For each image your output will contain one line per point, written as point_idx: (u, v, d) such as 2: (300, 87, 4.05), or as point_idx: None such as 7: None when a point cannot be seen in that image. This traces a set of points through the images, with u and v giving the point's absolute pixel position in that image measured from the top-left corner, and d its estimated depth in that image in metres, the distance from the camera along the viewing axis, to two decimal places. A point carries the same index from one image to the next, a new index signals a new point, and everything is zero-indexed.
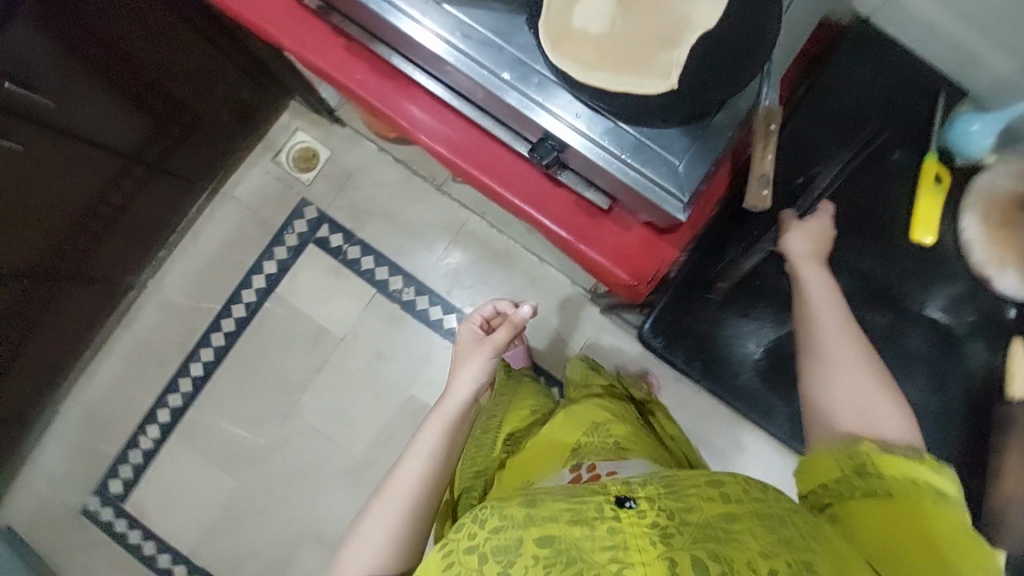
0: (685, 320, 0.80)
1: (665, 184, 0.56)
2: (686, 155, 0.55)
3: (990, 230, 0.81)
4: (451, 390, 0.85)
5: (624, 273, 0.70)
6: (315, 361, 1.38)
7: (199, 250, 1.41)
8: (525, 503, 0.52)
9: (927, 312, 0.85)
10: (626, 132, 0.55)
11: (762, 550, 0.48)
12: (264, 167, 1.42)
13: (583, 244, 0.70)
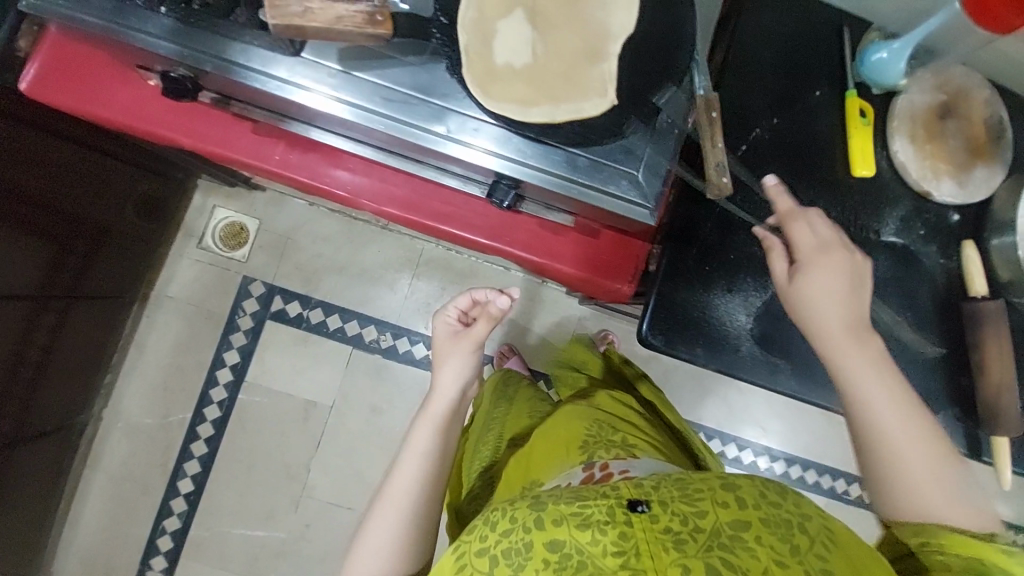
0: (682, 301, 0.66)
1: (629, 197, 0.55)
2: (642, 164, 0.55)
3: (918, 147, 0.67)
4: (435, 393, 0.75)
5: (604, 279, 0.70)
6: (311, 436, 1.32)
7: (151, 362, 1.31)
8: (533, 505, 0.55)
9: (882, 238, 0.69)
10: (580, 156, 0.54)
11: (771, 557, 0.49)
12: (191, 257, 1.33)
13: (557, 262, 0.70)
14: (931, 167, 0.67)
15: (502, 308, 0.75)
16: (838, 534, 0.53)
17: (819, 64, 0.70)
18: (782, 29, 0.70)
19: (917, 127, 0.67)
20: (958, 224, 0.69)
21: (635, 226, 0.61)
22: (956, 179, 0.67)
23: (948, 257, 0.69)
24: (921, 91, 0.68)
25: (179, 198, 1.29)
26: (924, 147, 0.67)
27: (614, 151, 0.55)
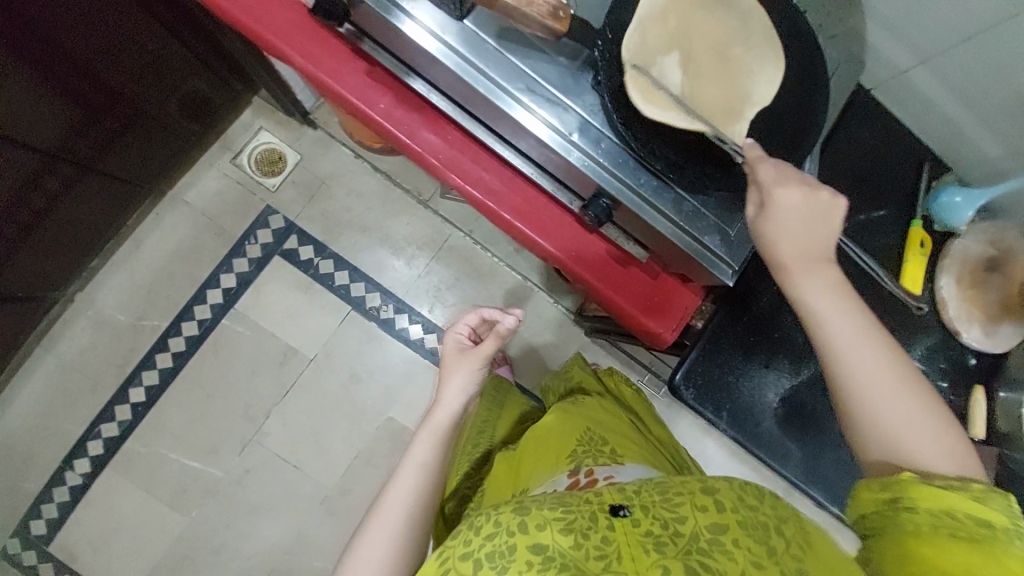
0: (718, 363, 0.70)
1: (721, 252, 0.57)
2: (739, 225, 0.57)
3: (960, 288, 0.73)
4: (440, 405, 0.73)
5: (652, 321, 0.71)
6: (282, 383, 1.28)
7: (144, 259, 1.25)
8: (517, 509, 0.55)
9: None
10: (687, 200, 0.56)
11: (750, 560, 0.51)
12: (221, 169, 1.28)
13: (615, 291, 0.71)
14: (966, 310, 0.73)
15: (508, 325, 0.75)
16: (812, 537, 0.55)
17: (895, 188, 0.75)
18: (867, 144, 0.74)
19: (965, 271, 0.73)
20: (975, 368, 0.74)
21: (705, 280, 0.63)
22: (985, 329, 0.72)
23: (959, 395, 0.73)
24: (975, 241, 0.74)
25: (230, 109, 1.26)
26: (966, 290, 0.73)
27: (718, 204, 0.57)
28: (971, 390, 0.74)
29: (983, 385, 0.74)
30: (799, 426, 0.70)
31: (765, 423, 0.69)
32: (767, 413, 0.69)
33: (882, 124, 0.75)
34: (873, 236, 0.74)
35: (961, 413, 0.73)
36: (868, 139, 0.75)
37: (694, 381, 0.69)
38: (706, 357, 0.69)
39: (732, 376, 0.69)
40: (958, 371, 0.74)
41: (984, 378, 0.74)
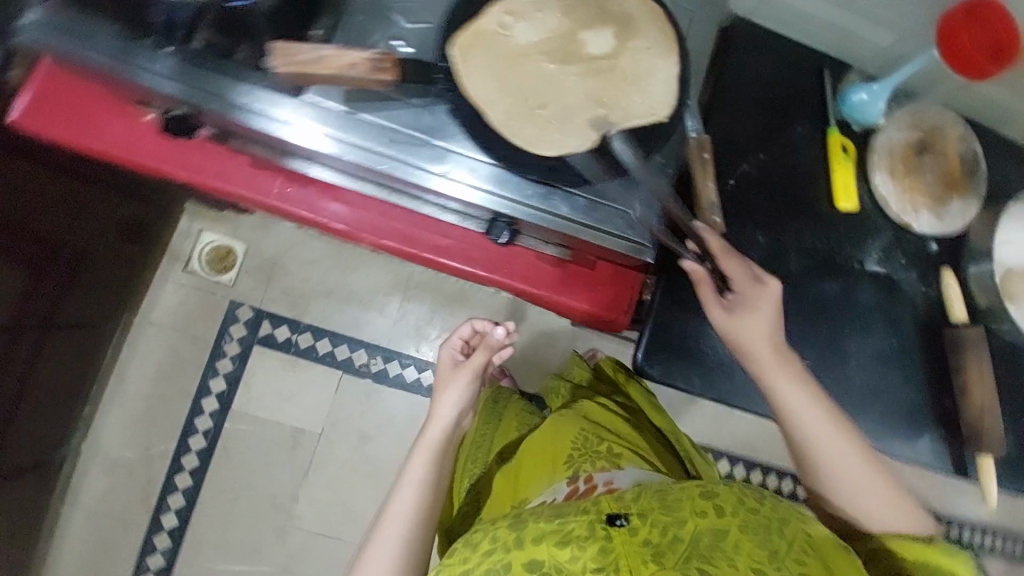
0: (674, 335, 0.68)
1: (622, 231, 0.59)
2: (638, 202, 0.58)
3: (895, 179, 0.71)
4: (432, 417, 0.77)
5: (603, 310, 0.71)
6: (299, 463, 1.30)
7: (132, 390, 1.26)
8: (513, 520, 0.57)
9: (867, 267, 0.71)
10: (579, 196, 0.58)
11: (751, 565, 0.51)
12: (177, 281, 1.30)
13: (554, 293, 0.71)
14: (908, 200, 0.71)
15: (501, 338, 0.81)
16: (816, 541, 0.55)
17: (804, 104, 0.73)
18: (764, 70, 0.73)
19: (896, 163, 0.71)
20: (936, 254, 0.72)
21: (632, 262, 0.64)
22: (932, 212, 0.71)
23: (930, 285, 0.71)
24: (900, 129, 0.72)
25: (164, 221, 1.26)
26: (902, 181, 0.71)
27: (610, 191, 0.58)
28: (939, 274, 0.71)
29: (948, 266, 0.71)
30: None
31: (737, 377, 0.68)
32: (737, 370, 0.69)
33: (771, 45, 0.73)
34: (797, 156, 0.72)
35: (936, 302, 0.71)
36: (760, 63, 0.73)
37: (657, 360, 0.68)
38: (658, 330, 0.69)
39: (689, 340, 0.68)
40: (919, 259, 0.72)
41: (947, 259, 0.72)
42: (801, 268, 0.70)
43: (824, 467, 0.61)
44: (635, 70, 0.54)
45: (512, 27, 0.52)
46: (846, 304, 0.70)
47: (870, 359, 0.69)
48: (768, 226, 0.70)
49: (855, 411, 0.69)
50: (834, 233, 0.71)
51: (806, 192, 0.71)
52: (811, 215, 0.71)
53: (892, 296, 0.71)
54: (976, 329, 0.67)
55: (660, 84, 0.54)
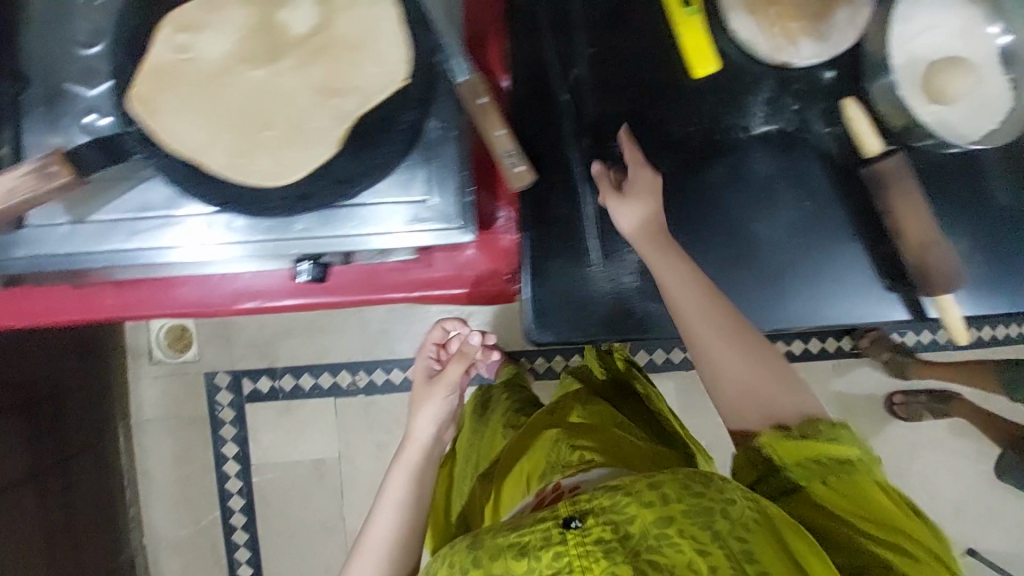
0: (561, 295, 0.63)
1: (438, 226, 0.49)
2: (431, 186, 0.49)
3: (759, 13, 0.61)
4: (411, 434, 0.78)
5: (486, 286, 0.69)
6: (333, 489, 1.38)
7: (159, 482, 1.33)
8: (471, 544, 0.54)
9: (754, 132, 0.64)
10: (363, 205, 0.49)
11: (698, 550, 0.47)
12: (149, 374, 1.32)
13: (432, 288, 0.68)
14: (781, 30, 0.61)
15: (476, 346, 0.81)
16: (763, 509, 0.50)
17: None
18: None
19: None
20: (834, 82, 0.65)
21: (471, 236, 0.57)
22: (816, 34, 0.61)
23: (835, 122, 0.65)
24: None
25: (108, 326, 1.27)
26: (766, 10, 0.61)
27: (396, 180, 0.49)
28: (841, 108, 0.63)
29: (849, 94, 0.63)
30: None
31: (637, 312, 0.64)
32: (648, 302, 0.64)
33: None
34: (644, 37, 0.63)
35: (845, 138, 0.65)
36: None
37: (548, 326, 0.63)
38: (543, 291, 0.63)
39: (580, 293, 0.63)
40: (813, 96, 0.64)
41: (845, 88, 0.64)
42: (677, 163, 0.64)
43: (723, 354, 0.60)
44: (361, 34, 0.45)
45: (191, 48, 0.44)
46: (742, 182, 0.64)
47: (784, 229, 0.65)
48: (626, 132, 0.63)
49: (785, 287, 0.66)
50: (713, 106, 0.63)
51: (666, 74, 0.63)
52: (675, 98, 0.63)
53: (790, 151, 0.65)
54: (894, 159, 0.61)
55: (389, 45, 0.44)
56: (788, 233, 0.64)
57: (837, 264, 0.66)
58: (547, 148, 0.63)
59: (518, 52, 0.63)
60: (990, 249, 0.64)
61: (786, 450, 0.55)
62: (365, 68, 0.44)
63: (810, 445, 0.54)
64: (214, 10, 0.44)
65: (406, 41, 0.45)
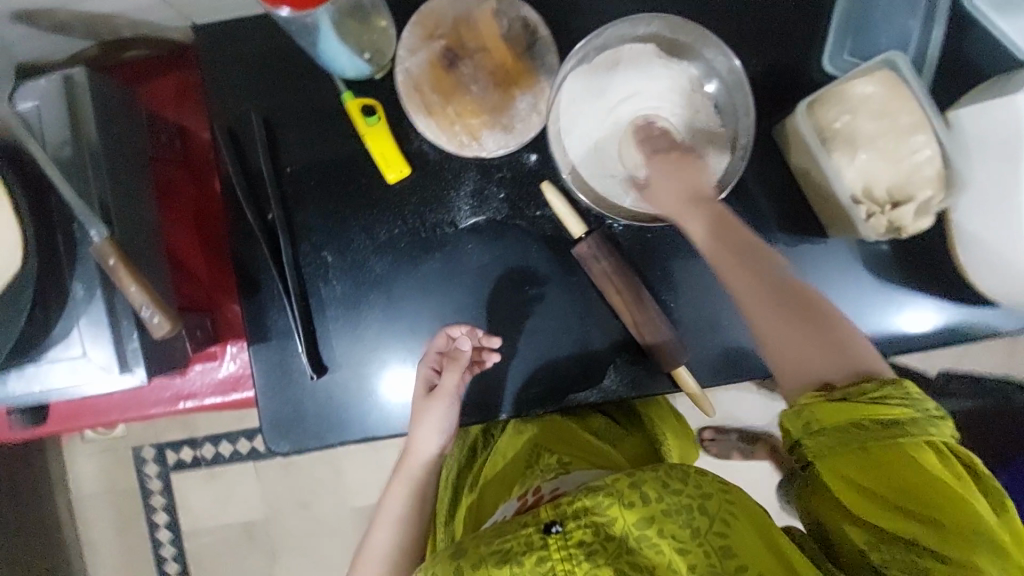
0: (292, 405, 0.67)
1: (95, 377, 0.55)
2: (84, 343, 0.55)
3: (439, 114, 0.63)
4: (411, 451, 0.65)
5: (244, 393, 0.73)
6: (262, 548, 1.43)
7: (103, 550, 1.43)
8: (453, 557, 0.51)
9: (461, 226, 0.66)
10: (35, 365, 0.55)
11: (676, 549, 0.48)
12: (84, 453, 1.43)
13: (191, 400, 0.73)
14: (462, 124, 0.63)
15: (468, 351, 0.63)
16: (738, 505, 0.50)
17: (322, 85, 0.65)
18: (261, 72, 0.65)
19: (426, 96, 0.63)
20: (539, 164, 0.65)
21: (174, 367, 0.62)
22: (499, 126, 0.64)
23: (543, 205, 0.66)
24: (414, 52, 0.63)
25: None
26: (444, 109, 0.63)
27: (55, 343, 0.55)
28: (543, 191, 0.65)
29: (549, 178, 0.65)
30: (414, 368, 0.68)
31: (366, 408, 0.68)
32: (375, 398, 0.68)
33: (250, 44, 0.65)
34: (345, 146, 0.65)
35: (553, 220, 0.65)
36: (249, 72, 0.65)
37: (283, 436, 0.67)
38: (273, 402, 0.67)
39: (313, 405, 0.67)
40: (519, 181, 0.65)
41: (547, 172, 0.65)
42: (388, 266, 0.67)
43: (783, 332, 0.53)
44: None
45: None
46: (456, 273, 0.67)
47: (506, 313, 0.67)
48: (332, 242, 0.66)
49: (516, 368, 0.67)
50: (421, 205, 0.66)
51: (369, 176, 0.66)
52: (378, 203, 0.66)
53: (503, 237, 0.66)
54: (590, 243, 0.63)
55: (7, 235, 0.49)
56: (503, 318, 0.67)
57: (564, 341, 0.67)
58: (261, 267, 0.66)
59: (225, 175, 0.66)
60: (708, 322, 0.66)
61: (825, 415, 0.47)
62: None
63: (836, 406, 0.47)
64: None
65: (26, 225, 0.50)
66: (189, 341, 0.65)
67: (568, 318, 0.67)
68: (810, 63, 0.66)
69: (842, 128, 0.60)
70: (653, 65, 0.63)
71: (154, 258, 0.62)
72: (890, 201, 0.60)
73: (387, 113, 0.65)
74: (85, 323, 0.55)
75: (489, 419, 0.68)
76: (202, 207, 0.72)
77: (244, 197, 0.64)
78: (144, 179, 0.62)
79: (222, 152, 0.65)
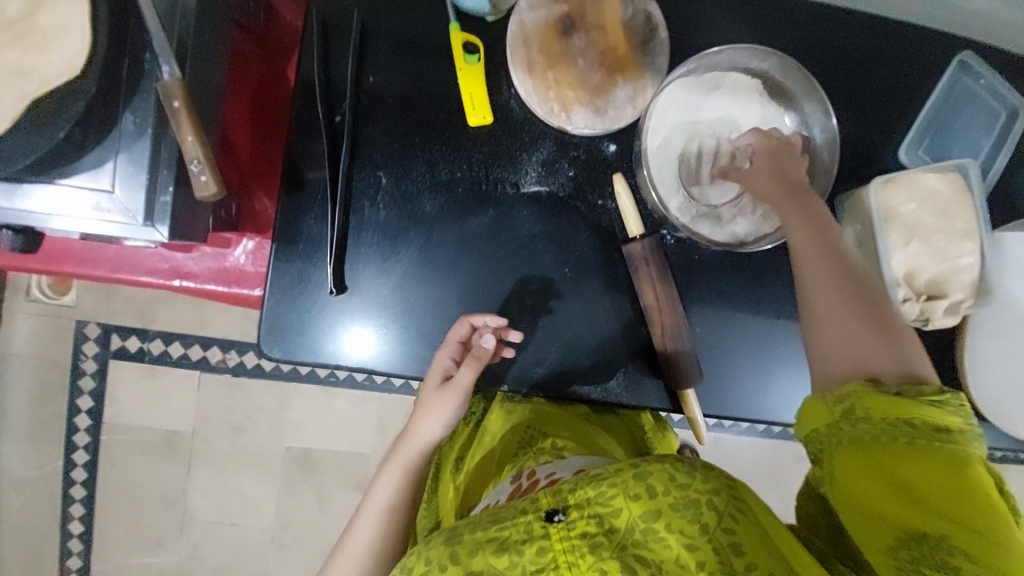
0: (298, 316, 0.64)
1: (118, 219, 0.52)
2: (115, 180, 0.51)
3: (538, 75, 0.63)
4: (409, 438, 0.66)
5: (245, 292, 0.70)
6: (182, 462, 1.35)
7: (11, 417, 1.33)
8: (450, 538, 0.53)
9: (523, 190, 0.65)
10: (55, 188, 0.51)
11: (684, 544, 0.49)
12: (22, 311, 1.32)
13: (187, 280, 0.69)
14: (557, 92, 0.63)
15: (491, 350, 0.61)
16: (747, 503, 0.52)
17: (431, 9, 0.64)
18: None
19: (532, 52, 0.62)
20: (616, 155, 0.65)
21: (196, 239, 0.59)
22: (591, 106, 0.63)
23: (607, 196, 0.66)
24: (534, 7, 0.62)
25: None
26: (544, 72, 0.63)
27: (83, 169, 0.51)
28: (613, 183, 0.65)
29: (621, 172, 0.65)
30: (433, 315, 0.65)
31: (373, 340, 0.65)
32: (380, 332, 0.65)
33: None
34: (434, 75, 0.64)
35: (613, 213, 0.65)
36: None
37: (282, 346, 0.64)
38: (279, 307, 0.63)
39: (322, 324, 0.64)
40: (592, 167, 0.65)
41: (623, 165, 0.65)
42: (440, 205, 0.64)
43: (839, 320, 0.57)
44: (50, 21, 0.45)
45: None
46: (503, 235, 0.65)
47: (541, 288, 0.66)
48: (392, 164, 0.64)
49: (533, 344, 0.66)
50: (491, 157, 0.65)
51: (449, 112, 0.64)
52: (449, 140, 0.64)
53: (560, 216, 0.65)
54: (645, 243, 0.63)
55: (77, 38, 0.45)
56: (536, 293, 0.66)
57: (584, 333, 0.66)
58: (312, 166, 0.63)
59: (305, 61, 0.63)
60: (729, 357, 0.68)
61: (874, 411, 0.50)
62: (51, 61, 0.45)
63: (894, 401, 0.50)
64: None
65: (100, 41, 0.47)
66: (212, 218, 0.61)
67: (598, 312, 0.66)
68: (886, 148, 0.69)
69: (905, 213, 0.63)
70: (753, 100, 0.64)
71: (210, 119, 0.58)
72: (925, 294, 0.63)
73: (488, 59, 0.64)
74: (128, 157, 0.51)
75: (488, 387, 0.66)
76: (267, 89, 0.69)
77: (319, 92, 0.62)
78: (223, 37, 0.59)
79: (309, 39, 0.62)
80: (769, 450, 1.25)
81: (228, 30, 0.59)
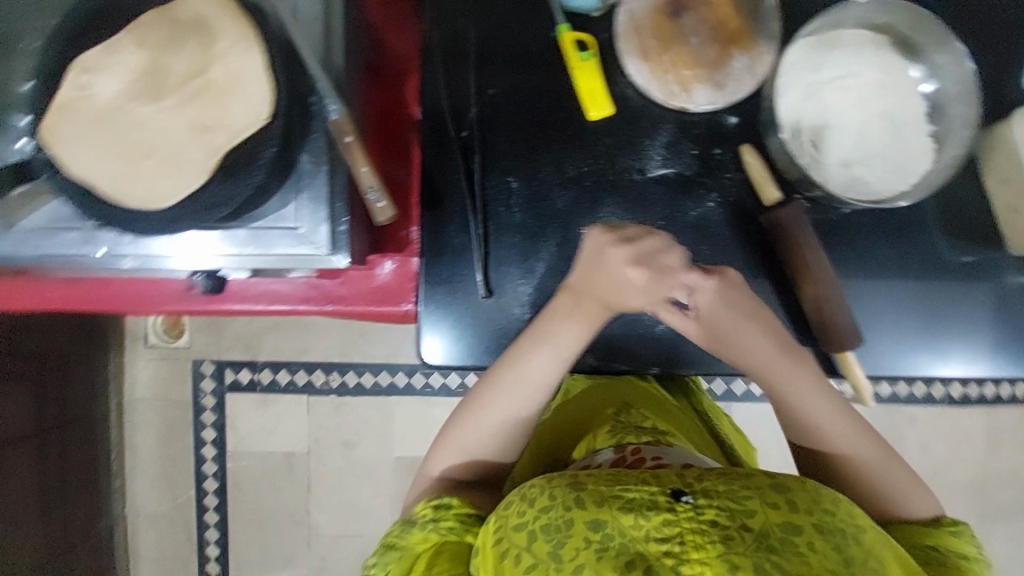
0: (451, 321, 0.67)
1: (302, 248, 0.57)
2: (299, 215, 0.56)
3: (654, 61, 0.64)
4: (515, 375, 0.63)
5: (392, 307, 0.73)
6: (300, 481, 1.43)
7: (145, 455, 1.43)
8: (575, 486, 0.50)
9: (649, 175, 0.66)
10: (239, 229, 0.57)
11: (828, 568, 0.43)
12: (144, 357, 1.43)
13: (338, 304, 0.73)
14: (674, 75, 0.64)
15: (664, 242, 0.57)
16: (866, 536, 0.47)
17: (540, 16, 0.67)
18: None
19: (645, 40, 0.64)
20: (738, 128, 0.66)
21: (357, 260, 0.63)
22: (711, 82, 0.64)
23: (734, 170, 0.66)
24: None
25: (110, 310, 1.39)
26: (659, 57, 0.64)
27: (268, 211, 0.56)
28: (740, 154, 0.66)
29: (748, 142, 0.65)
30: None
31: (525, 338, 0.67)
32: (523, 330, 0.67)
33: None
34: (550, 78, 0.67)
35: (744, 186, 0.66)
36: None
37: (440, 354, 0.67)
38: (430, 313, 0.67)
39: (473, 325, 0.67)
40: (715, 142, 0.66)
41: (746, 136, 0.66)
42: (570, 201, 0.66)
43: (863, 444, 0.64)
44: (230, 74, 0.50)
45: (93, 86, 0.49)
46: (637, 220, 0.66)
47: None
48: (520, 168, 0.66)
49: None
50: (615, 147, 0.66)
51: (569, 111, 0.66)
52: (571, 138, 0.66)
53: (689, 194, 0.66)
54: (790, 207, 0.62)
55: (257, 85, 0.50)
56: None
57: None
58: (448, 181, 0.66)
59: (430, 83, 0.66)
60: (875, 315, 0.67)
61: (902, 536, 0.60)
62: (240, 112, 0.49)
63: (916, 530, 0.60)
64: (117, 57, 0.49)
65: (278, 88, 0.51)
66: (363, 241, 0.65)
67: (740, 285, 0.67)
68: (1016, 79, 0.67)
69: None
70: (878, 55, 0.64)
71: None
72: None
73: (599, 55, 0.66)
74: (310, 192, 0.56)
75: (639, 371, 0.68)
76: (388, 117, 0.73)
77: (449, 109, 0.66)
78: (357, 72, 0.63)
79: (431, 62, 0.66)
80: (885, 412, 1.21)
81: (360, 65, 0.63)
